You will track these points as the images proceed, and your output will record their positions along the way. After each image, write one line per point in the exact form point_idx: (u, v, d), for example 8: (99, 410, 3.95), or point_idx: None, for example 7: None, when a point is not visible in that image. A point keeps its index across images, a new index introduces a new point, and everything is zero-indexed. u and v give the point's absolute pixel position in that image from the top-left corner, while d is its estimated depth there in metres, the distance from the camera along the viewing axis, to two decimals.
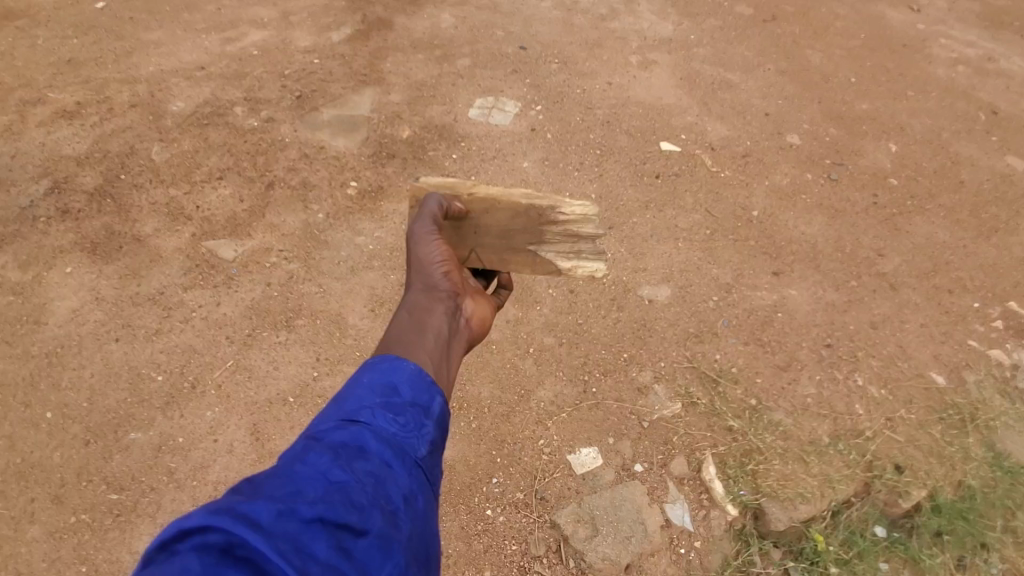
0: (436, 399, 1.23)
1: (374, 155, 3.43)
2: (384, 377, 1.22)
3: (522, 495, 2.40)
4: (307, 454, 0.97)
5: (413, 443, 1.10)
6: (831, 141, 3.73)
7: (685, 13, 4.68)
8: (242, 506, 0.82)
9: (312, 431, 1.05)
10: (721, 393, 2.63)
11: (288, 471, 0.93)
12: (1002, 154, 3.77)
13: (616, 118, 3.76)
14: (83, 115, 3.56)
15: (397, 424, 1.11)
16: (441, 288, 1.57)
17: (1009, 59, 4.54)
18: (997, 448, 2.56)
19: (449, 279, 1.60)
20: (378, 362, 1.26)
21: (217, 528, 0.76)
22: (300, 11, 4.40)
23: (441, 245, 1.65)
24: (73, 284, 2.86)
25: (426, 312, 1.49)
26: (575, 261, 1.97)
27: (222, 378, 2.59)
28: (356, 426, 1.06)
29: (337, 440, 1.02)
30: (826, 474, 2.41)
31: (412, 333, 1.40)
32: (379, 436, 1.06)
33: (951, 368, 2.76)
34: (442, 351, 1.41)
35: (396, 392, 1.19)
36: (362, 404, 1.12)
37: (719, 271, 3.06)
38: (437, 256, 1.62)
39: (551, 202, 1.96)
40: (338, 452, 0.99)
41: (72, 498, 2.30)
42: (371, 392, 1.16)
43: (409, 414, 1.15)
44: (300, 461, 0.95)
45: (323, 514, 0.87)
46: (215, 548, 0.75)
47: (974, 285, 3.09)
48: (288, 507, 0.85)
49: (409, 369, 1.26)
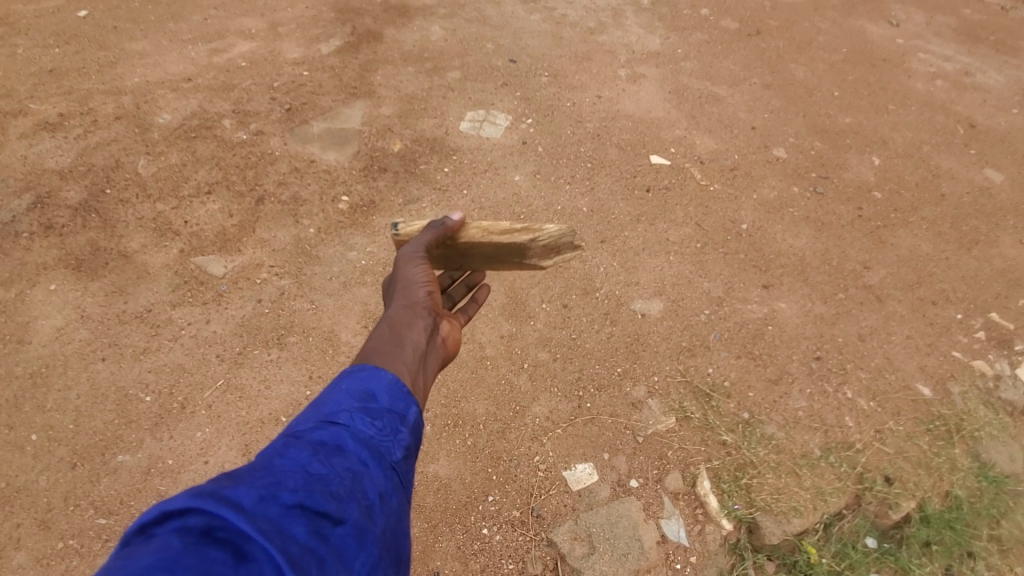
0: (413, 407, 1.20)
1: (365, 169, 3.41)
2: (362, 383, 1.18)
3: (517, 512, 2.38)
4: (287, 450, 0.95)
5: (389, 446, 1.08)
6: (817, 154, 3.80)
7: (672, 27, 4.74)
8: (223, 491, 0.80)
9: (290, 431, 1.03)
10: (714, 407, 2.64)
11: (266, 465, 0.91)
12: (980, 168, 3.86)
13: (606, 132, 3.79)
14: (66, 127, 3.49)
15: (374, 427, 1.09)
16: (421, 305, 1.52)
17: (985, 73, 4.67)
18: (983, 458, 2.61)
19: (431, 298, 1.55)
20: (357, 370, 1.22)
21: (197, 511, 0.75)
22: (288, 22, 4.37)
23: (426, 267, 1.60)
24: (58, 302, 2.80)
25: (407, 327, 1.44)
26: (556, 260, 2.05)
27: (212, 398, 2.54)
28: (335, 427, 1.04)
29: (316, 438, 1.00)
30: (819, 487, 2.43)
31: (390, 346, 1.37)
32: (357, 437, 1.04)
33: (937, 380, 2.80)
34: (419, 365, 1.38)
35: (374, 398, 1.16)
36: (341, 407, 1.10)
37: (710, 284, 3.09)
38: (421, 277, 1.57)
39: (532, 233, 1.89)
40: (317, 449, 0.98)
41: (59, 523, 2.22)
42: (348, 396, 1.13)
43: (386, 419, 1.13)
44: (279, 456, 0.93)
45: (302, 502, 0.86)
46: (195, 530, 0.73)
47: (957, 296, 3.15)
48: (269, 493, 0.84)
49: (387, 377, 1.22)
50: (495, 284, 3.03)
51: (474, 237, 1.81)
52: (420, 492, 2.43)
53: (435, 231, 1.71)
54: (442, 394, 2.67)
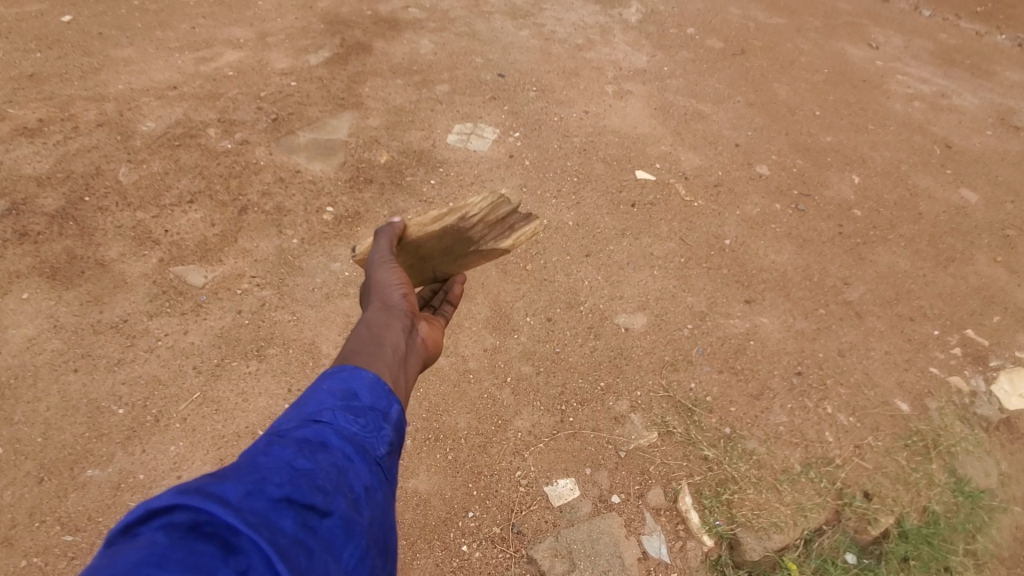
0: (395, 405, 1.17)
1: (350, 180, 3.40)
2: (343, 383, 1.15)
3: (497, 529, 2.36)
4: (270, 447, 0.92)
5: (373, 442, 1.05)
6: (798, 172, 3.87)
7: (659, 45, 4.82)
8: (209, 486, 0.78)
9: (273, 430, 1.00)
10: (696, 422, 2.64)
11: (251, 462, 0.88)
12: (956, 187, 3.96)
13: (592, 147, 3.82)
14: (46, 133, 3.44)
15: (357, 424, 1.06)
16: (398, 307, 1.51)
17: (960, 96, 4.80)
18: (959, 474, 2.64)
19: (407, 300, 1.55)
20: (338, 370, 1.19)
21: (184, 506, 0.73)
22: (277, 32, 4.38)
23: (397, 270, 1.61)
24: (30, 311, 2.73)
25: (385, 327, 1.41)
26: (514, 236, 1.95)
27: (188, 411, 2.49)
28: (318, 424, 1.01)
29: (300, 436, 0.97)
30: (799, 503, 2.44)
31: (370, 346, 1.33)
32: (341, 433, 1.02)
33: (915, 395, 2.84)
34: (399, 365, 1.34)
35: (356, 397, 1.13)
36: (323, 406, 1.06)
37: (693, 299, 3.11)
38: (394, 280, 1.58)
39: (462, 210, 1.89)
40: (301, 445, 0.95)
41: (24, 540, 2.15)
42: (330, 395, 1.10)
43: (369, 416, 1.10)
44: (263, 454, 0.90)
45: (290, 495, 0.84)
46: (182, 525, 0.71)
47: (934, 313, 3.20)
48: (256, 488, 0.82)
49: (368, 377, 1.19)
50: (480, 296, 3.03)
51: (417, 234, 1.84)
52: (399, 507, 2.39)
53: (390, 238, 1.74)
54: (424, 408, 2.65)
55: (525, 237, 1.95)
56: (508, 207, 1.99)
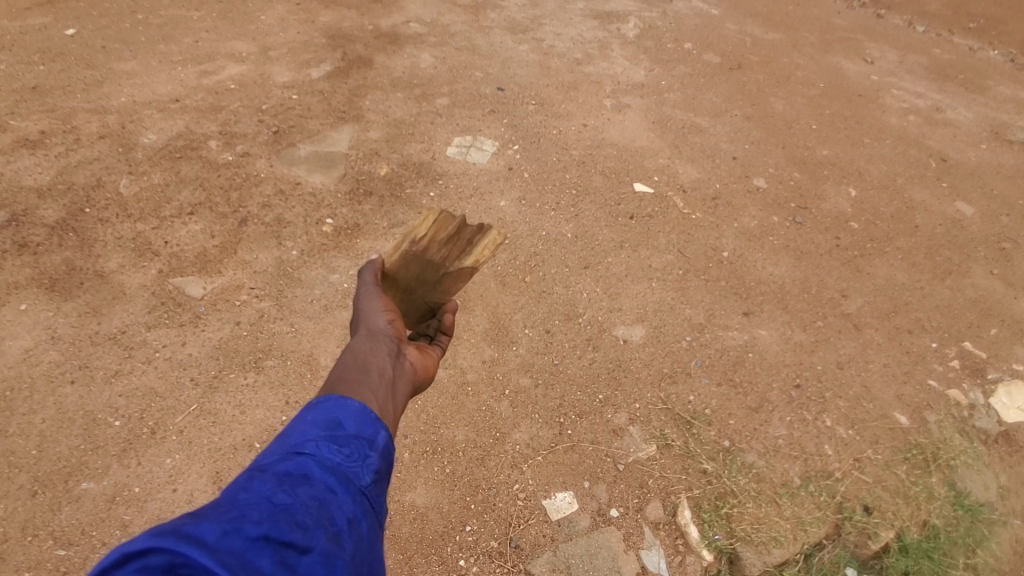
0: (382, 432, 1.15)
1: (350, 192, 3.42)
2: (328, 412, 1.13)
3: (495, 543, 2.34)
4: (251, 482, 0.92)
5: (358, 471, 1.04)
6: (795, 185, 3.89)
7: (657, 59, 4.88)
8: (186, 527, 0.79)
9: (255, 464, 1.00)
10: (695, 435, 2.64)
11: (230, 499, 0.88)
12: (952, 200, 3.98)
13: (591, 160, 3.85)
14: (47, 145, 3.47)
15: (341, 454, 1.05)
16: (384, 332, 1.51)
17: (955, 110, 4.85)
18: (958, 487, 2.63)
19: (392, 326, 1.55)
20: (323, 400, 1.17)
21: (159, 549, 0.74)
22: (279, 46, 4.43)
23: (383, 300, 1.64)
24: (27, 322, 2.73)
25: (370, 353, 1.40)
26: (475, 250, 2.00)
27: (184, 424, 2.48)
28: (301, 456, 1.00)
29: (281, 470, 0.97)
30: (798, 517, 2.43)
31: (356, 372, 1.31)
32: (324, 464, 1.01)
33: (913, 408, 2.84)
34: (386, 391, 1.31)
35: (340, 426, 1.11)
36: (306, 437, 1.05)
37: (691, 311, 3.12)
38: (380, 308, 1.60)
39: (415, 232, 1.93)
40: (282, 479, 0.95)
41: (15, 554, 2.13)
42: (314, 426, 1.09)
43: (354, 445, 1.08)
44: (243, 489, 0.91)
45: (267, 533, 0.84)
46: (157, 569, 0.72)
47: (932, 325, 3.21)
48: (232, 527, 0.82)
49: (354, 405, 1.17)
50: (478, 309, 3.03)
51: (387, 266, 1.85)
52: (396, 521, 2.37)
53: (373, 271, 1.77)
54: (422, 420, 2.64)
55: (487, 247, 2.00)
56: (458, 224, 2.06)
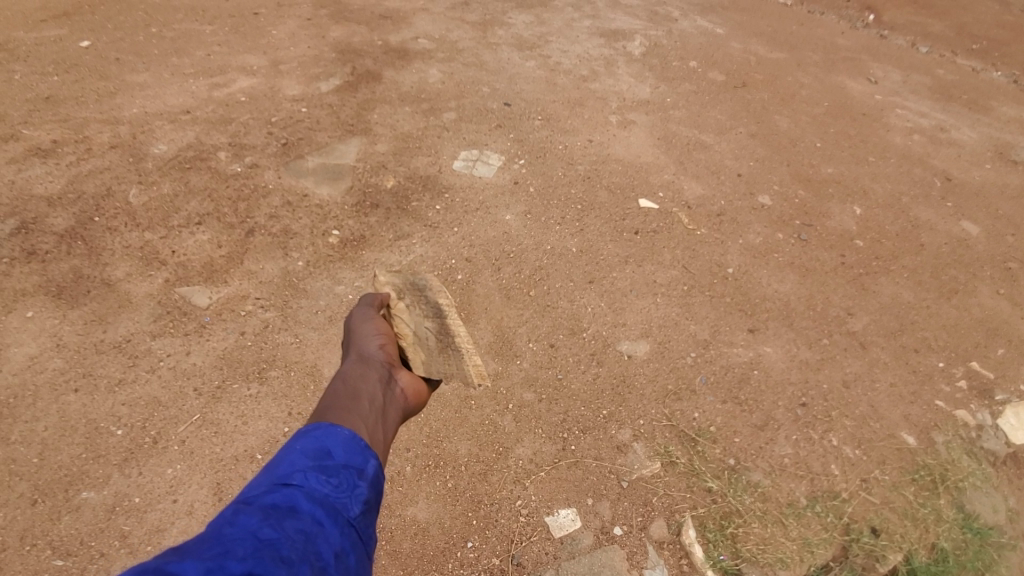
0: (371, 461, 1.15)
1: (357, 205, 3.44)
2: (317, 441, 1.13)
3: (497, 560, 2.31)
4: (236, 517, 0.92)
5: (346, 502, 1.05)
6: (800, 202, 3.90)
7: (662, 77, 4.93)
8: (168, 565, 0.78)
9: (242, 497, 0.99)
10: (700, 452, 2.61)
11: (215, 535, 0.87)
12: (957, 220, 3.98)
13: (596, 175, 3.87)
14: (59, 154, 3.51)
15: (330, 484, 1.05)
16: (375, 358, 1.51)
17: (959, 130, 4.87)
18: (967, 510, 2.59)
19: (384, 351, 1.55)
20: (311, 428, 1.17)
21: None
22: (290, 60, 4.49)
23: (378, 323, 1.64)
24: (33, 329, 2.74)
25: (362, 379, 1.39)
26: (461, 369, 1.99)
27: (187, 434, 2.47)
28: (288, 488, 1.00)
29: (267, 502, 0.96)
30: (805, 538, 2.39)
31: (346, 399, 1.30)
32: (312, 496, 1.01)
33: (921, 429, 2.80)
34: (378, 418, 1.31)
35: (329, 455, 1.11)
36: (294, 467, 1.05)
37: (696, 327, 3.10)
38: (374, 332, 1.60)
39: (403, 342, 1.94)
40: (268, 512, 0.94)
41: (11, 564, 2.11)
42: (302, 455, 1.08)
43: (342, 475, 1.08)
44: (228, 524, 0.90)
45: (251, 571, 0.83)
46: None
47: (938, 345, 3.18)
48: (216, 564, 0.81)
49: (344, 433, 1.17)
50: (483, 321, 3.03)
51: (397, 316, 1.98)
52: (397, 536, 2.35)
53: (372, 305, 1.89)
54: (424, 433, 2.62)
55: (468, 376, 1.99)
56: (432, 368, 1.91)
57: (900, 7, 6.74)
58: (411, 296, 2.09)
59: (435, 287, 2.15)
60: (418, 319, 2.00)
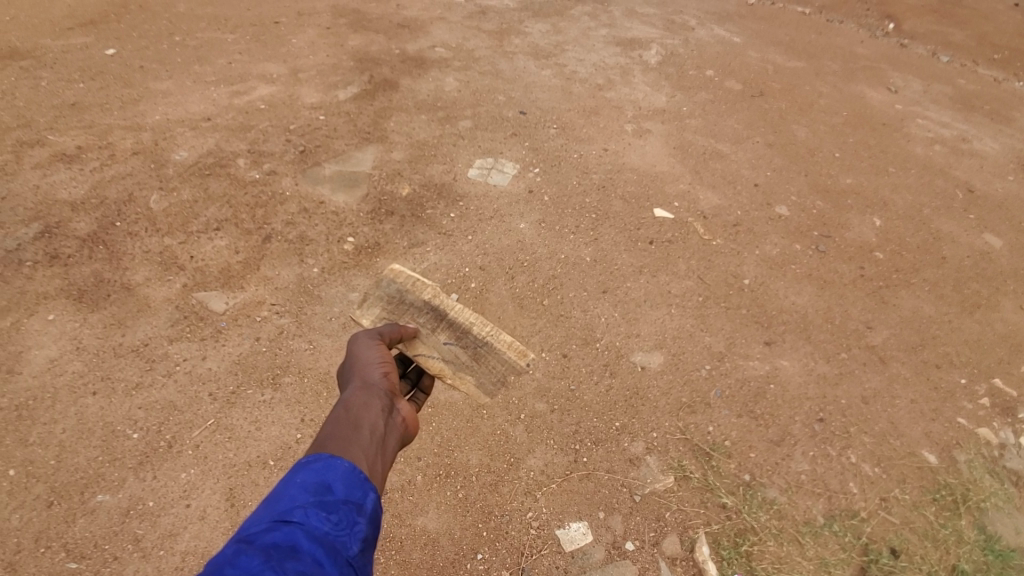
0: (370, 495, 1.15)
1: (372, 212, 3.47)
2: (317, 475, 1.13)
3: (507, 572, 2.29)
4: (237, 558, 0.91)
5: (345, 541, 1.04)
6: (818, 213, 3.84)
7: (678, 86, 4.91)
8: None
9: (242, 534, 0.98)
10: (714, 467, 2.56)
11: None
12: (980, 232, 3.89)
13: (611, 184, 3.86)
14: (83, 160, 3.59)
15: (330, 521, 1.04)
16: (377, 385, 1.48)
17: (981, 140, 4.78)
18: (989, 531, 2.49)
19: (387, 378, 1.52)
20: (312, 460, 1.17)
21: None
22: (309, 68, 4.55)
23: (381, 349, 1.61)
24: (54, 332, 2.79)
25: (363, 407, 1.38)
26: (506, 356, 2.07)
27: (201, 438, 2.49)
28: (288, 526, 1.00)
29: (268, 542, 0.96)
30: (822, 557, 2.33)
31: (346, 429, 1.30)
32: (312, 534, 1.00)
33: (942, 447, 2.73)
34: (377, 448, 1.30)
35: (330, 490, 1.10)
36: (295, 503, 1.05)
37: (711, 338, 3.06)
38: (376, 358, 1.56)
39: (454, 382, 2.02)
40: (269, 554, 0.93)
41: (27, 566, 2.13)
42: (303, 490, 1.08)
43: (342, 511, 1.08)
44: (230, 565, 0.89)
45: None
46: None
47: (960, 360, 3.10)
48: None
49: (344, 466, 1.17)
50: None
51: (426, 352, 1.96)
52: (406, 546, 2.34)
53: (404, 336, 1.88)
54: (436, 442, 2.62)
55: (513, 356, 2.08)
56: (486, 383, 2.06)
57: (920, 16, 6.64)
58: (401, 312, 2.06)
59: (413, 288, 2.11)
60: (433, 339, 2.00)
